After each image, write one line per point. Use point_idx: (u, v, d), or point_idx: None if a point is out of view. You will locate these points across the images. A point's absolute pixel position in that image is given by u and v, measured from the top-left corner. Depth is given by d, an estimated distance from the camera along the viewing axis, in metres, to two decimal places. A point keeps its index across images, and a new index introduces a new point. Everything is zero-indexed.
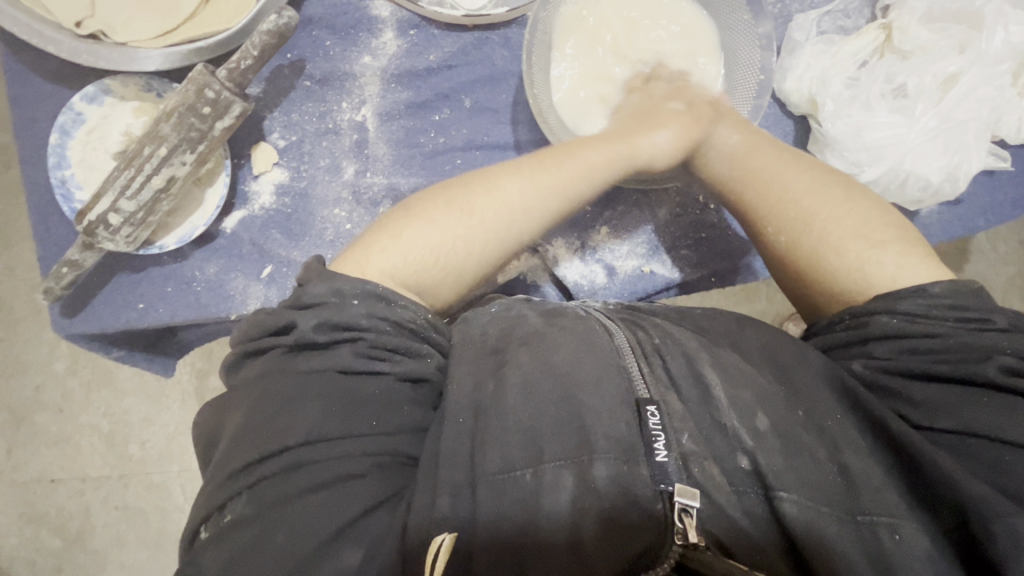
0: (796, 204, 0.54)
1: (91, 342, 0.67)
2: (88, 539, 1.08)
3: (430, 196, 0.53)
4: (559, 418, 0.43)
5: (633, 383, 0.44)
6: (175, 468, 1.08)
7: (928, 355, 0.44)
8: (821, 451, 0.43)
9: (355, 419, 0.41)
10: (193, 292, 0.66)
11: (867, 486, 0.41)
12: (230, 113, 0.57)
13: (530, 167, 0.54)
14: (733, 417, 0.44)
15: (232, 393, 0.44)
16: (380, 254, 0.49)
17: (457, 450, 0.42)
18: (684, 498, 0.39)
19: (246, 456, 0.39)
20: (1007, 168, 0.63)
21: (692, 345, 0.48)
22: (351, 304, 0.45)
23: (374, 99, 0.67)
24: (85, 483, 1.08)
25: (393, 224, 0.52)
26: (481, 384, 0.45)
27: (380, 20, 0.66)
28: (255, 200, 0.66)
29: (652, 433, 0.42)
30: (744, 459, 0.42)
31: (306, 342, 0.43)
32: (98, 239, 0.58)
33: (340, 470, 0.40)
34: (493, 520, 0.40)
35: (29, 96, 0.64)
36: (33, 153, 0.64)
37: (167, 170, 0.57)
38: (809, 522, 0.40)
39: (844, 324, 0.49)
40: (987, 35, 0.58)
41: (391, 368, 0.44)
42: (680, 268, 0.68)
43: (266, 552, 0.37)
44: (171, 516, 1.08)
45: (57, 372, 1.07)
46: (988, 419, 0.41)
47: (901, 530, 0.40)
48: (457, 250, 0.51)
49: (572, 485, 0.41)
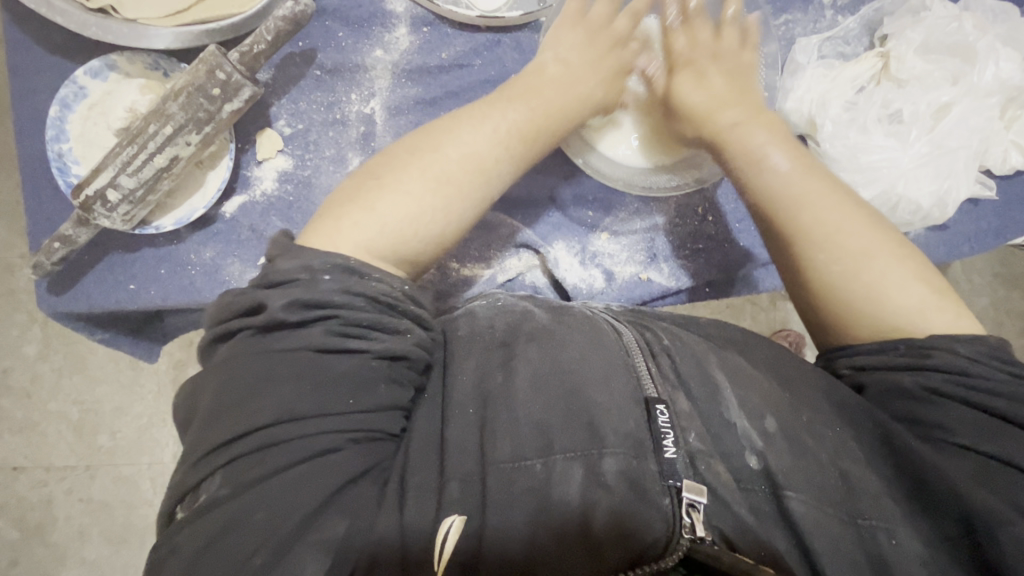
0: (829, 227, 0.53)
1: (77, 322, 0.65)
2: (49, 532, 1.04)
3: (395, 164, 0.52)
4: (566, 413, 0.44)
5: (641, 381, 0.46)
6: (144, 461, 1.05)
7: (980, 389, 0.45)
8: (823, 454, 0.44)
9: (334, 397, 0.41)
10: (188, 275, 0.65)
11: (865, 490, 0.43)
12: (239, 96, 0.57)
13: (513, 120, 0.55)
14: (741, 418, 0.46)
15: (203, 377, 0.43)
16: (351, 227, 0.48)
17: (467, 438, 0.44)
18: (691, 493, 0.41)
19: (217, 438, 0.40)
20: (991, 196, 0.66)
21: (702, 348, 0.50)
22: (322, 280, 0.44)
23: (383, 92, 0.67)
24: (48, 473, 1.04)
25: (363, 195, 0.50)
26: (491, 375, 0.47)
27: (394, 15, 0.67)
28: (257, 185, 0.66)
29: (661, 428, 0.44)
30: (753, 458, 0.44)
31: (275, 322, 0.42)
32: (95, 215, 0.57)
33: (317, 445, 0.40)
34: (502, 513, 0.40)
35: (31, 67, 0.63)
36: (30, 125, 0.63)
37: (171, 149, 0.56)
38: (812, 520, 0.41)
39: (898, 350, 0.48)
40: (979, 69, 0.61)
41: (368, 346, 0.43)
42: (676, 277, 0.69)
43: (246, 525, 0.38)
44: (138, 511, 1.05)
45: (27, 355, 1.03)
46: (1021, 452, 0.42)
47: (897, 536, 0.41)
48: (437, 222, 0.51)
49: (581, 476, 0.42)
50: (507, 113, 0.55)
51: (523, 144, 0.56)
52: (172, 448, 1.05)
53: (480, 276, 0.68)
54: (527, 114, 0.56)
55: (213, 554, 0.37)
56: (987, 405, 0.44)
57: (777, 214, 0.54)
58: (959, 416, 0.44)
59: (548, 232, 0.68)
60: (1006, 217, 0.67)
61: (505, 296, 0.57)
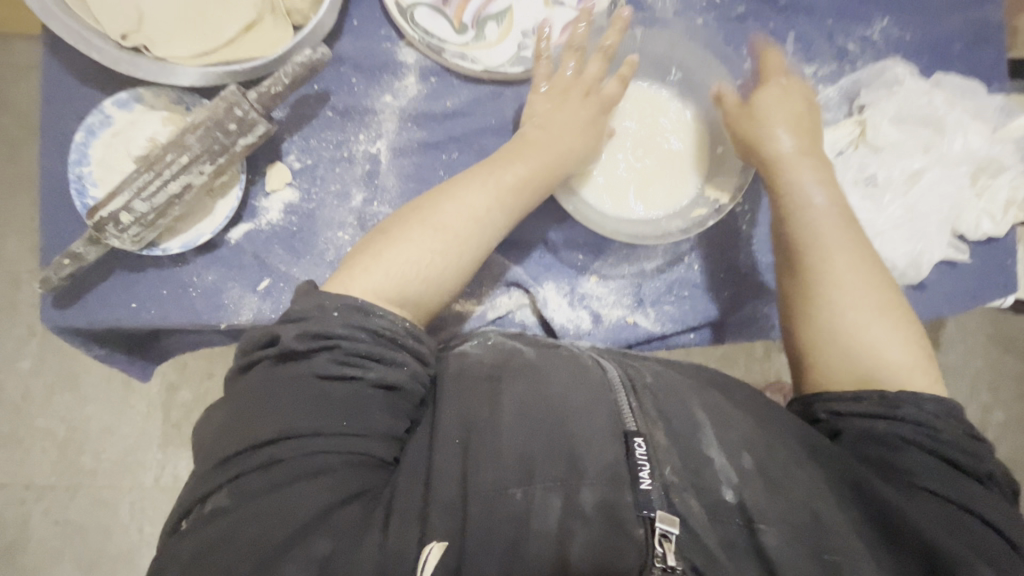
0: (856, 289, 0.56)
1: (75, 337, 0.67)
2: (22, 552, 1.02)
3: (405, 219, 0.57)
4: (550, 444, 0.45)
5: (622, 416, 0.47)
6: (126, 483, 1.04)
7: (941, 441, 0.48)
8: (799, 493, 0.45)
9: (327, 418, 0.43)
10: (188, 297, 0.67)
11: (835, 528, 0.43)
12: (253, 132, 0.61)
13: (512, 179, 0.59)
14: (721, 456, 0.46)
15: (220, 401, 0.46)
16: (362, 274, 0.52)
17: (450, 466, 0.44)
18: (665, 523, 0.41)
19: (223, 452, 0.42)
20: (966, 260, 0.68)
21: (682, 388, 0.51)
22: (331, 316, 0.47)
23: (390, 134, 0.71)
24: (28, 491, 1.03)
25: (375, 246, 0.55)
26: (477, 407, 0.48)
27: (404, 65, 0.72)
28: (263, 216, 0.69)
29: (639, 462, 0.44)
30: (729, 492, 0.44)
31: (287, 353, 0.46)
32: (106, 235, 0.60)
33: (312, 465, 0.42)
34: (480, 540, 0.41)
35: (63, 95, 0.67)
36: (55, 148, 0.67)
37: (185, 177, 0.60)
38: (787, 558, 0.42)
39: (873, 399, 0.51)
40: (947, 140, 0.66)
41: (362, 374, 0.46)
42: (661, 322, 0.71)
43: (236, 539, 0.39)
44: (115, 535, 1.04)
45: (23, 369, 1.04)
46: (978, 502, 0.45)
47: (862, 570, 0.42)
48: (436, 263, 0.55)
49: (559, 506, 0.42)
50: (501, 173, 0.59)
51: (514, 195, 0.59)
52: (154, 471, 1.05)
53: (471, 312, 0.70)
54: (524, 174, 0.60)
55: (207, 564, 0.38)
56: (947, 456, 0.47)
57: (819, 270, 0.57)
58: (927, 463, 0.47)
59: (538, 272, 0.71)
60: (983, 280, 0.70)
61: (492, 337, 0.59)
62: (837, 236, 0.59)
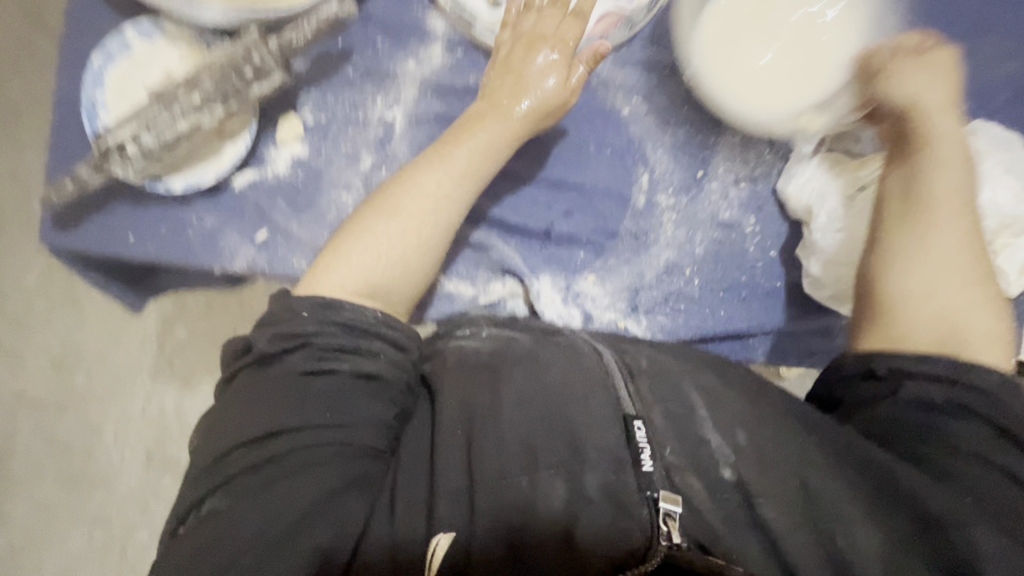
0: (955, 253, 0.57)
1: (71, 261, 0.67)
2: (5, 459, 1.05)
3: (364, 215, 0.56)
4: (549, 433, 0.46)
5: (620, 400, 0.49)
6: (112, 409, 1.06)
7: (981, 402, 0.49)
8: (792, 461, 0.47)
9: (313, 411, 0.45)
10: (185, 237, 0.67)
11: (828, 499, 0.46)
12: (268, 80, 0.62)
13: (462, 159, 0.57)
14: (715, 435, 0.48)
15: (213, 415, 0.48)
16: (325, 274, 0.53)
17: (454, 455, 0.46)
18: (668, 503, 0.43)
19: (222, 451, 0.44)
20: None
21: (678, 370, 0.53)
22: (302, 316, 0.48)
23: (409, 103, 0.70)
24: (17, 400, 1.05)
25: (334, 246, 0.55)
26: (477, 399, 0.49)
27: (433, 34, 0.70)
28: (270, 166, 0.68)
29: (639, 444, 0.46)
30: (729, 470, 0.46)
31: (261, 358, 0.47)
32: (110, 161, 0.60)
33: (309, 457, 0.44)
34: (488, 518, 0.42)
35: (88, 15, 0.66)
36: (74, 67, 0.66)
37: (195, 116, 0.61)
38: (782, 525, 0.44)
39: (911, 361, 0.52)
40: None
41: (342, 366, 0.47)
42: (653, 332, 0.70)
43: (241, 531, 0.41)
44: (95, 457, 1.06)
45: (25, 283, 1.05)
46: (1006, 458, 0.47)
47: (854, 535, 0.44)
48: (398, 249, 0.55)
49: (564, 491, 0.44)
50: (453, 155, 0.58)
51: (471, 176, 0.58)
52: (139, 402, 1.06)
53: (463, 293, 0.70)
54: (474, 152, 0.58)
55: (214, 553, 0.40)
56: (986, 416, 0.48)
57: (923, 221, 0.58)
58: (954, 426, 0.49)
59: (536, 263, 0.70)
60: None
61: (486, 327, 0.59)
62: (949, 192, 0.58)
